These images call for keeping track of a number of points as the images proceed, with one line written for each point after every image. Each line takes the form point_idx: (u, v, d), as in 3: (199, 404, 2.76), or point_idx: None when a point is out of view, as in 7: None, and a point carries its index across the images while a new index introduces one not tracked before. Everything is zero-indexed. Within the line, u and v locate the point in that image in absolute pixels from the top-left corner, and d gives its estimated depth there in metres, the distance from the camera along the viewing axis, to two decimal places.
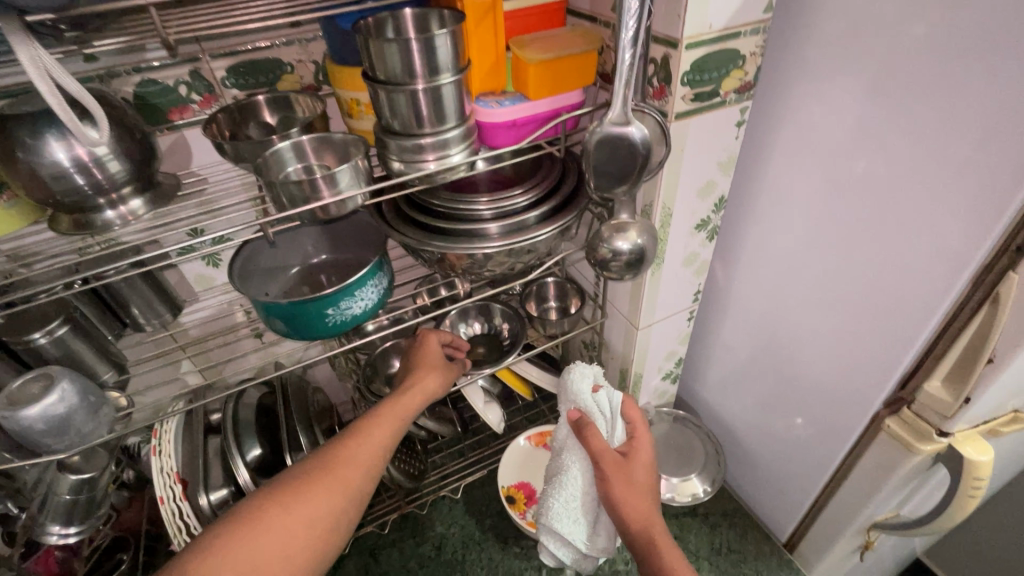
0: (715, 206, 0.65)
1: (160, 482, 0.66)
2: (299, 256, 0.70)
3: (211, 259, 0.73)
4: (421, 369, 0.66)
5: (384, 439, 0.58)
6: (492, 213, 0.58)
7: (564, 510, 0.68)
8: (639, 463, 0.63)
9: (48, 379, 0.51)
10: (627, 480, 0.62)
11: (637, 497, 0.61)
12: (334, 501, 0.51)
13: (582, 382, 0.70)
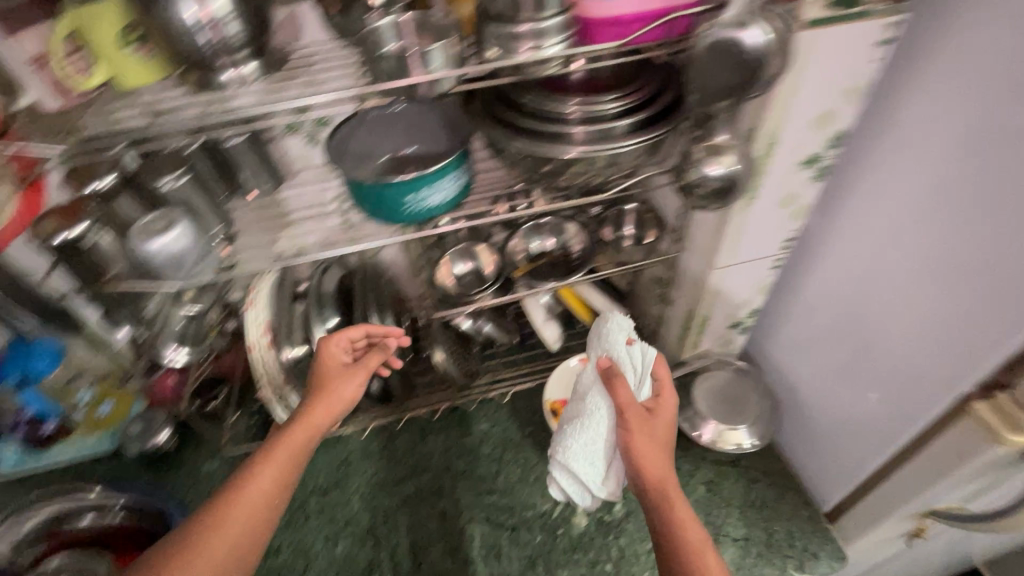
0: (831, 141, 0.58)
1: (253, 331, 0.75)
2: (390, 145, 0.71)
3: (311, 138, 0.78)
4: (315, 395, 0.68)
5: (286, 468, 0.63)
6: (581, 119, 0.57)
7: (582, 451, 0.68)
8: (662, 422, 0.63)
9: (170, 218, 0.58)
10: (651, 434, 0.62)
11: (657, 451, 0.61)
12: (235, 530, 0.58)
13: (618, 333, 0.71)
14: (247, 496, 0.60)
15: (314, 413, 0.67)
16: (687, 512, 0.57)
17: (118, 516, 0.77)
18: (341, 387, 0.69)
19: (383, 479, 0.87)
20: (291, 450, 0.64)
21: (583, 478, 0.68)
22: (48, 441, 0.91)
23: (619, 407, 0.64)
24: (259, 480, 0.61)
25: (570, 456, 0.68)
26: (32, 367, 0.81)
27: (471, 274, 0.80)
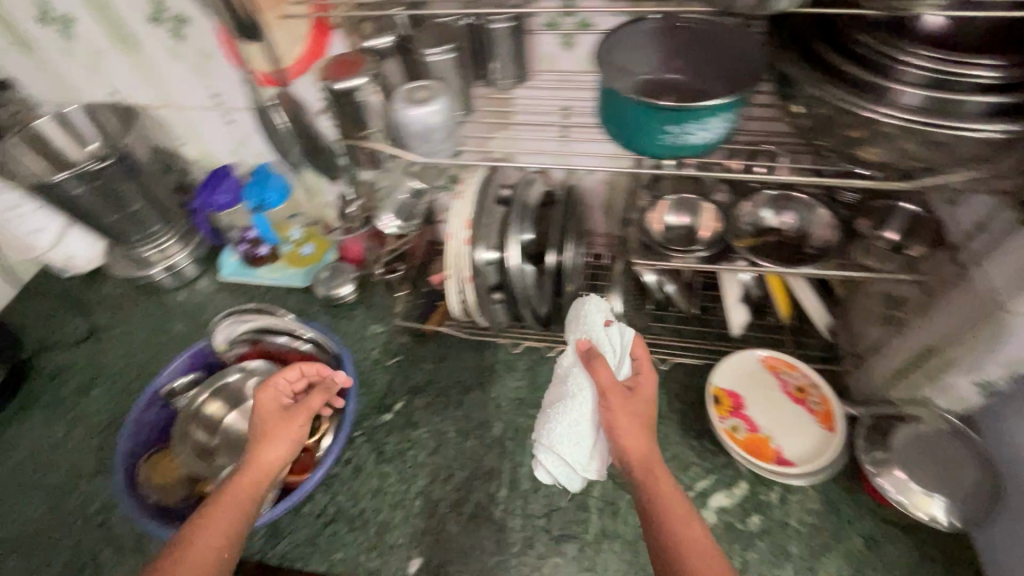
0: None
1: (455, 224, 0.77)
2: (645, 68, 0.62)
3: (568, 40, 0.71)
4: (261, 439, 0.66)
5: (239, 510, 0.59)
6: (925, 88, 0.45)
7: (566, 430, 0.68)
8: (639, 399, 0.66)
9: (433, 91, 0.58)
10: (631, 413, 0.64)
11: (639, 424, 0.63)
12: (209, 557, 0.55)
13: (596, 315, 0.73)
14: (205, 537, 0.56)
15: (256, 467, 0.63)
16: (670, 485, 0.59)
17: (306, 345, 0.86)
18: (285, 431, 0.67)
19: (521, 398, 0.88)
20: (240, 498, 0.60)
21: (565, 456, 0.68)
22: (262, 259, 1.08)
23: (601, 388, 0.66)
24: (213, 524, 0.57)
25: (547, 441, 0.69)
26: (266, 199, 0.95)
27: (685, 228, 0.75)
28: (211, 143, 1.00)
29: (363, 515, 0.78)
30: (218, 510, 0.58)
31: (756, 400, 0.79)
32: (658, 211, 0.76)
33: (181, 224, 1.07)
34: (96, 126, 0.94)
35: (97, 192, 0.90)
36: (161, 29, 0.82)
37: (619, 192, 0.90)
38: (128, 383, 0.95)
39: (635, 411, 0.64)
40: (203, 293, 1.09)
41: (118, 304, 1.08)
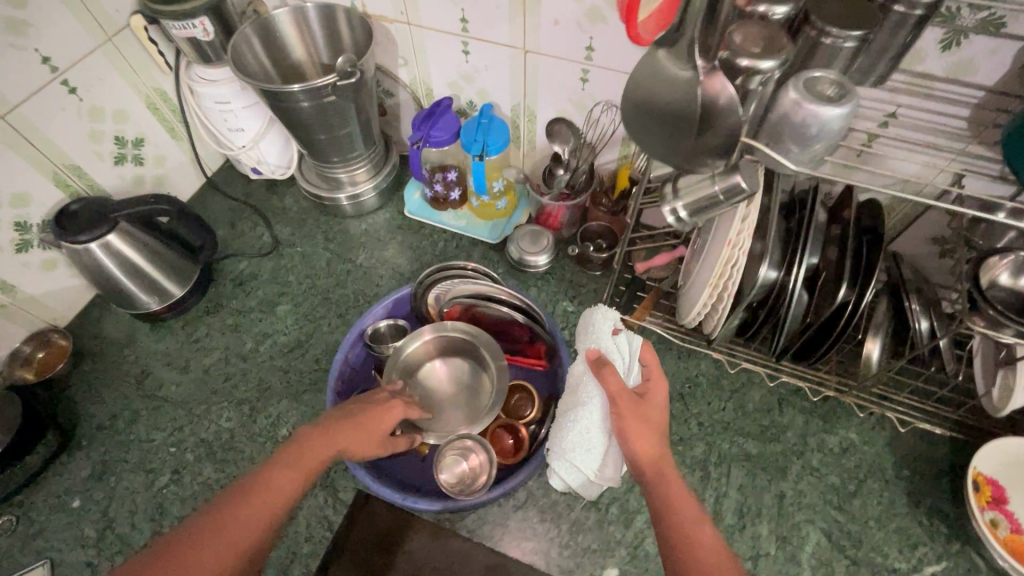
0: None
1: (737, 228, 0.65)
2: None
3: (950, 40, 0.59)
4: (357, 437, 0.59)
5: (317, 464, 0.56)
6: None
7: (575, 438, 0.67)
8: (652, 407, 0.60)
9: (841, 88, 0.47)
10: (642, 425, 0.58)
11: (651, 431, 0.58)
12: (272, 500, 0.52)
13: (604, 325, 0.74)
14: (274, 505, 0.52)
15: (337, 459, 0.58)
16: (681, 490, 0.55)
17: (513, 313, 0.75)
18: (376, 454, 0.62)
19: (726, 422, 0.81)
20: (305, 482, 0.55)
21: (578, 463, 0.67)
22: (449, 203, 1.02)
23: (608, 394, 0.61)
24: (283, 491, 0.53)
25: (556, 451, 0.68)
26: (488, 145, 0.87)
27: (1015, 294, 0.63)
28: (433, 70, 0.92)
29: (555, 508, 0.74)
30: (295, 460, 0.55)
31: (1020, 495, 0.69)
32: (986, 266, 0.63)
33: (376, 151, 1.01)
34: (328, 33, 0.86)
35: (322, 108, 0.83)
36: None
37: (897, 220, 0.77)
38: (313, 308, 0.93)
39: (646, 416, 0.59)
40: (384, 226, 1.04)
41: (300, 220, 1.04)
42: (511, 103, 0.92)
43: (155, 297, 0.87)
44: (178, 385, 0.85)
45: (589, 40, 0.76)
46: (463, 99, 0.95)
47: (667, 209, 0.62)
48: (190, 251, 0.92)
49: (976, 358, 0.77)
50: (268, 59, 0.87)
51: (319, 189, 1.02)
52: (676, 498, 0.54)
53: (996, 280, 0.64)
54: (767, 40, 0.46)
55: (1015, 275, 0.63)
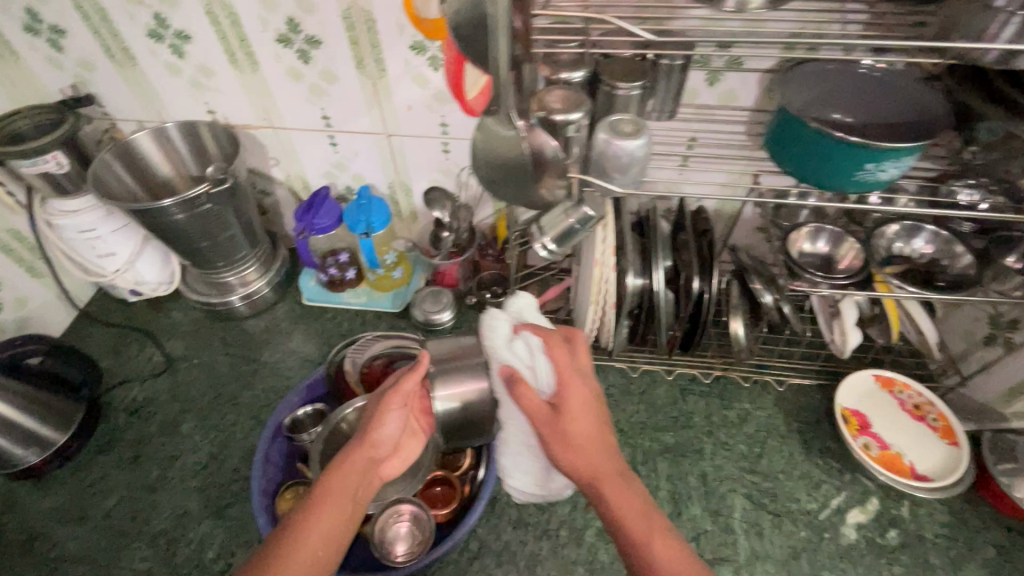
0: None
1: (600, 248, 0.76)
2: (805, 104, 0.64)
3: (714, 77, 0.75)
4: (375, 417, 0.64)
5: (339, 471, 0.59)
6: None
7: (512, 462, 0.68)
8: (570, 421, 0.59)
9: (637, 125, 0.59)
10: (569, 450, 0.58)
11: (581, 443, 0.58)
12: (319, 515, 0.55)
13: (499, 333, 0.65)
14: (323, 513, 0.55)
15: (374, 445, 0.63)
16: (626, 498, 0.55)
17: None
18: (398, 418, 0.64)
19: (642, 422, 0.89)
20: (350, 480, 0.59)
21: (518, 484, 0.69)
22: (346, 283, 1.05)
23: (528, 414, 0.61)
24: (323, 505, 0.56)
25: (507, 470, 0.69)
26: (372, 222, 0.92)
27: (821, 257, 0.78)
28: (306, 165, 0.98)
29: (509, 548, 0.76)
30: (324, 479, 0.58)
31: (877, 417, 0.83)
32: (790, 240, 0.78)
33: (263, 249, 1.03)
34: (193, 147, 0.89)
35: (198, 217, 0.85)
36: (288, 51, 0.80)
37: (727, 218, 0.93)
38: (222, 418, 0.90)
39: (568, 430, 0.58)
40: (285, 319, 1.04)
41: (193, 332, 1.01)
42: (386, 182, 0.99)
43: (33, 449, 0.80)
44: (77, 539, 0.77)
45: (442, 118, 0.86)
46: (340, 185, 1.01)
47: (538, 245, 0.70)
48: (70, 390, 0.85)
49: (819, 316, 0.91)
50: (133, 181, 0.88)
51: (208, 296, 1.00)
52: (620, 507, 0.54)
53: (803, 249, 0.78)
54: (575, 99, 0.58)
55: (812, 242, 0.78)
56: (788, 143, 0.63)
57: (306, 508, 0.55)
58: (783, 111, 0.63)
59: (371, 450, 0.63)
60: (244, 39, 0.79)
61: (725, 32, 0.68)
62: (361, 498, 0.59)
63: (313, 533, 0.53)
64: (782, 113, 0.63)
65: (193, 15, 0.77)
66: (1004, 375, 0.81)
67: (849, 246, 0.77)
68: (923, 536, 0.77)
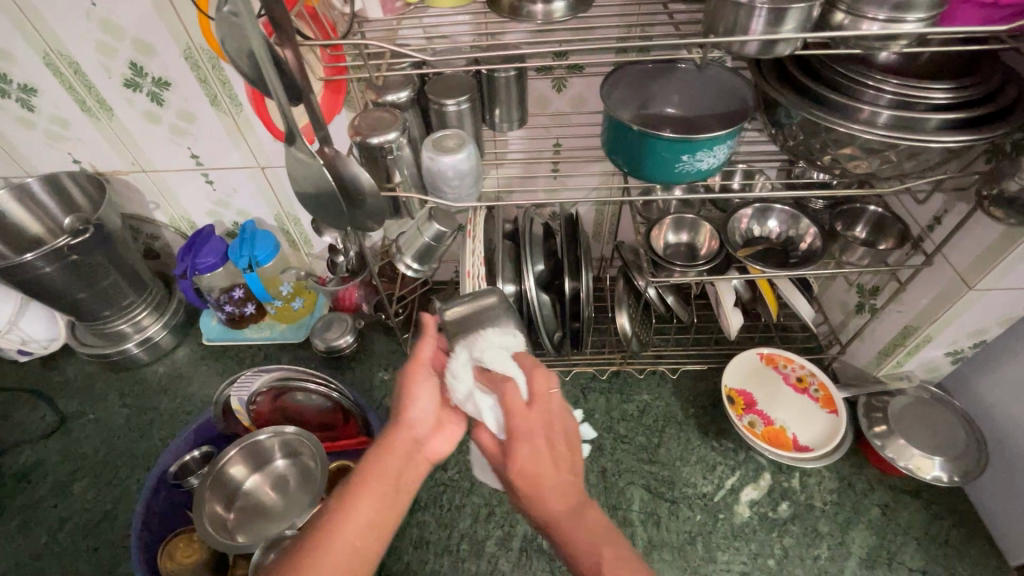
0: None
1: (470, 259, 0.76)
2: (632, 105, 0.67)
3: (559, 84, 0.77)
4: (405, 398, 0.57)
5: (376, 454, 0.54)
6: (896, 83, 0.54)
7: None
8: (514, 472, 0.53)
9: (460, 139, 0.60)
10: (523, 498, 0.53)
11: (532, 485, 0.52)
12: (359, 506, 0.52)
13: (458, 368, 0.61)
14: (364, 496, 0.52)
15: (407, 427, 0.56)
16: (581, 539, 0.51)
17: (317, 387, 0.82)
18: (431, 391, 0.58)
19: None
20: (392, 470, 0.54)
21: None
22: (246, 318, 1.03)
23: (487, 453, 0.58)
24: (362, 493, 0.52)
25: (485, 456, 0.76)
26: (255, 256, 0.91)
27: (683, 246, 0.82)
28: (187, 205, 0.97)
29: (409, 570, 0.75)
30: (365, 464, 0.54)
31: (762, 395, 0.85)
32: (653, 233, 0.81)
33: (154, 293, 1.01)
34: (59, 199, 0.88)
35: (69, 269, 0.83)
36: (139, 94, 0.79)
37: (608, 215, 0.95)
38: (116, 473, 0.87)
39: (518, 475, 0.53)
40: (185, 362, 1.02)
41: (87, 387, 0.98)
42: (272, 214, 0.98)
43: None
44: None
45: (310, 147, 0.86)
46: (228, 222, 1.00)
47: (402, 266, 0.72)
48: None
49: (718, 306, 0.90)
50: None
51: (99, 347, 0.98)
52: (578, 551, 0.51)
53: (667, 240, 0.82)
54: (393, 118, 0.59)
55: (674, 232, 0.82)
56: (617, 144, 0.65)
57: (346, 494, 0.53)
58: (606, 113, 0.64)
59: (409, 431, 0.57)
60: (91, 87, 0.79)
61: (556, 41, 0.71)
62: (403, 487, 0.54)
63: (351, 528, 0.51)
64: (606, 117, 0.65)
65: (32, 68, 0.76)
66: (874, 339, 0.83)
67: (705, 229, 0.81)
68: (812, 505, 0.79)
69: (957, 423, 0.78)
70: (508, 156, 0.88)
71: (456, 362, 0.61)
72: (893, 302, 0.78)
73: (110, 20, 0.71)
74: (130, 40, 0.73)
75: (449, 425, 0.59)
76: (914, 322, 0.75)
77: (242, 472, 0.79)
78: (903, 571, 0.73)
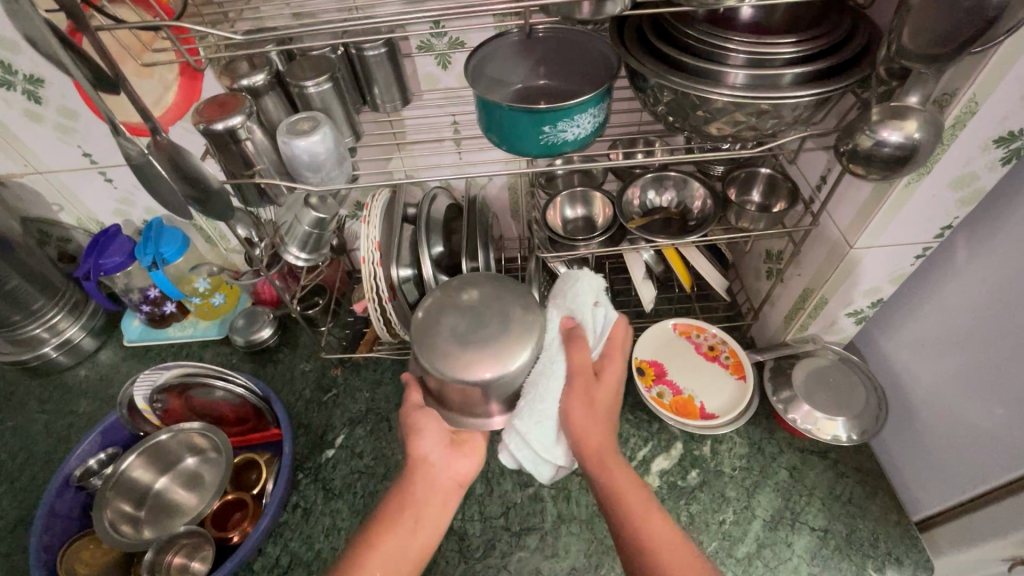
0: (1002, 159, 0.55)
1: (365, 245, 0.74)
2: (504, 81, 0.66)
3: (443, 60, 0.75)
4: (410, 435, 0.58)
5: (399, 494, 0.57)
6: (750, 42, 0.53)
7: (542, 393, 0.56)
8: (596, 406, 0.58)
9: (316, 122, 0.59)
10: (584, 432, 0.57)
11: (604, 418, 0.58)
12: (387, 542, 0.55)
13: (586, 292, 0.64)
14: (390, 531, 0.55)
15: (423, 464, 0.58)
16: (630, 482, 0.56)
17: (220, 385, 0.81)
18: (438, 424, 0.59)
19: None
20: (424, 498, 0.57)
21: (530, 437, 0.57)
22: (168, 317, 1.02)
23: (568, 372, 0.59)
24: (387, 535, 0.55)
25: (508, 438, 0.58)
26: (161, 254, 0.89)
27: (582, 220, 0.81)
28: (92, 205, 0.95)
29: (320, 556, 0.76)
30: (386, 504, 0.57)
31: (674, 365, 0.85)
32: (551, 210, 0.80)
33: (69, 297, 0.99)
34: None
35: None
36: (14, 94, 0.77)
37: (520, 193, 0.94)
38: (32, 478, 0.87)
39: (597, 399, 0.58)
40: (106, 364, 1.01)
41: (6, 395, 0.97)
42: None
43: None
44: None
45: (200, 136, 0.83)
46: (137, 220, 0.98)
47: (288, 256, 0.70)
48: None
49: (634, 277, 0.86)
50: None
51: (15, 354, 0.97)
52: (628, 501, 0.55)
53: (566, 216, 0.81)
54: (239, 103, 0.57)
55: (572, 207, 0.81)
56: (487, 119, 0.63)
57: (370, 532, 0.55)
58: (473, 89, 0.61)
59: (427, 465, 0.58)
60: None
61: (429, 15, 0.69)
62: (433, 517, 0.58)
63: (378, 561, 0.54)
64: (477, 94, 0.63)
65: None
66: (781, 303, 0.83)
67: (601, 202, 0.81)
68: (721, 471, 0.79)
69: (849, 371, 0.80)
70: (409, 138, 0.86)
71: (574, 286, 0.65)
72: (792, 265, 0.78)
73: None
74: None
75: (467, 446, 0.60)
76: (811, 284, 0.75)
77: (151, 472, 0.79)
78: (805, 530, 0.74)
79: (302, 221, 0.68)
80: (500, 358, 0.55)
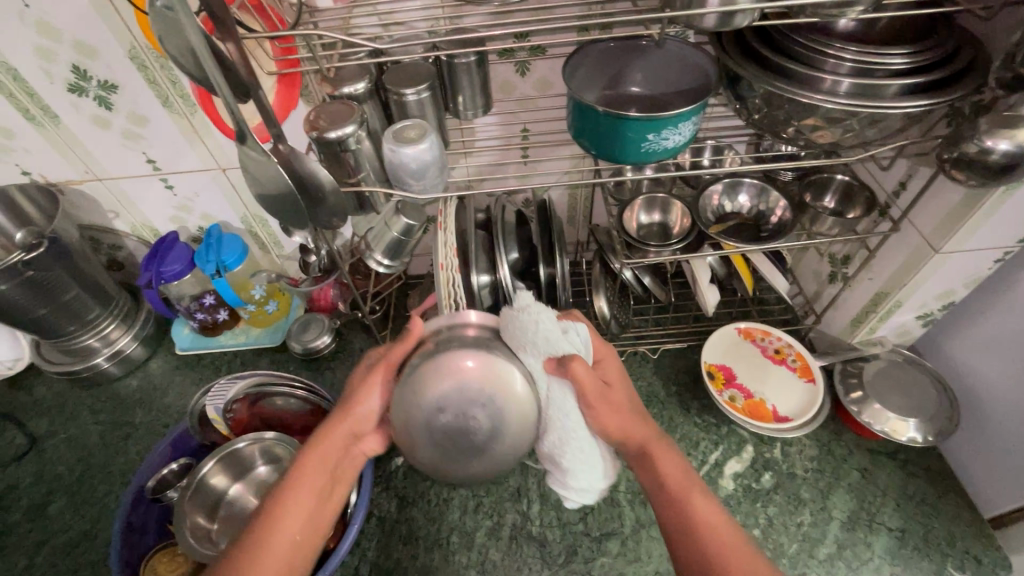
0: None
1: (443, 252, 0.73)
2: (595, 89, 0.67)
3: (522, 67, 0.76)
4: (358, 392, 0.60)
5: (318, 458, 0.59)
6: (857, 50, 0.54)
7: (573, 460, 0.59)
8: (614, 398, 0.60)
9: (421, 130, 0.59)
10: (613, 408, 0.60)
11: (623, 411, 0.60)
12: (299, 503, 0.56)
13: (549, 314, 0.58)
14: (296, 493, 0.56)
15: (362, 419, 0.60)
16: (667, 457, 0.59)
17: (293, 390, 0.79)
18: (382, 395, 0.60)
19: None
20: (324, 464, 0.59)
21: (583, 482, 0.60)
22: (220, 325, 1.01)
23: (581, 390, 0.58)
24: (299, 500, 0.56)
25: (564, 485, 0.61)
26: (223, 261, 0.87)
27: (656, 226, 0.83)
28: (148, 212, 0.93)
29: (400, 566, 0.75)
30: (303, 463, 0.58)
31: (741, 368, 0.86)
32: (624, 216, 0.81)
33: (121, 306, 0.98)
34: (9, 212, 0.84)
35: (26, 286, 0.80)
36: (85, 100, 0.76)
37: (581, 199, 0.95)
38: (92, 491, 0.85)
39: (609, 400, 0.60)
40: (158, 374, 0.99)
41: (58, 406, 0.95)
42: (237, 217, 0.95)
43: None
44: None
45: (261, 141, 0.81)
46: (192, 227, 0.97)
47: (372, 262, 0.70)
48: None
49: (697, 284, 0.85)
50: None
51: (66, 365, 0.94)
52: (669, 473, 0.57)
53: (640, 221, 0.83)
54: (350, 111, 0.57)
55: (646, 213, 0.83)
56: (581, 127, 0.63)
57: (285, 486, 0.56)
58: (570, 97, 0.62)
59: (353, 425, 0.60)
60: (34, 95, 0.75)
61: (515, 24, 0.69)
62: (332, 484, 0.59)
63: (290, 523, 0.54)
64: (569, 100, 0.64)
65: None
66: (848, 306, 0.85)
67: (676, 208, 0.82)
68: (794, 474, 0.80)
69: (920, 372, 0.81)
70: (477, 144, 0.86)
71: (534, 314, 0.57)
72: (863, 269, 0.79)
73: (45, 22, 0.68)
74: (68, 42, 0.70)
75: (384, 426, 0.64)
76: (885, 288, 0.76)
77: (223, 481, 0.78)
78: (883, 531, 0.75)
79: (391, 229, 0.68)
80: (485, 386, 0.54)
